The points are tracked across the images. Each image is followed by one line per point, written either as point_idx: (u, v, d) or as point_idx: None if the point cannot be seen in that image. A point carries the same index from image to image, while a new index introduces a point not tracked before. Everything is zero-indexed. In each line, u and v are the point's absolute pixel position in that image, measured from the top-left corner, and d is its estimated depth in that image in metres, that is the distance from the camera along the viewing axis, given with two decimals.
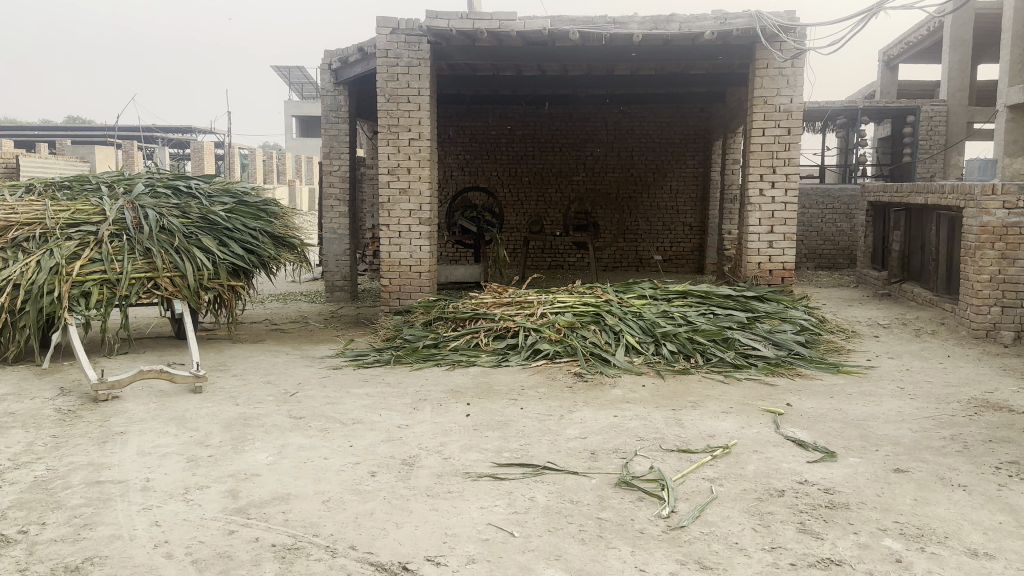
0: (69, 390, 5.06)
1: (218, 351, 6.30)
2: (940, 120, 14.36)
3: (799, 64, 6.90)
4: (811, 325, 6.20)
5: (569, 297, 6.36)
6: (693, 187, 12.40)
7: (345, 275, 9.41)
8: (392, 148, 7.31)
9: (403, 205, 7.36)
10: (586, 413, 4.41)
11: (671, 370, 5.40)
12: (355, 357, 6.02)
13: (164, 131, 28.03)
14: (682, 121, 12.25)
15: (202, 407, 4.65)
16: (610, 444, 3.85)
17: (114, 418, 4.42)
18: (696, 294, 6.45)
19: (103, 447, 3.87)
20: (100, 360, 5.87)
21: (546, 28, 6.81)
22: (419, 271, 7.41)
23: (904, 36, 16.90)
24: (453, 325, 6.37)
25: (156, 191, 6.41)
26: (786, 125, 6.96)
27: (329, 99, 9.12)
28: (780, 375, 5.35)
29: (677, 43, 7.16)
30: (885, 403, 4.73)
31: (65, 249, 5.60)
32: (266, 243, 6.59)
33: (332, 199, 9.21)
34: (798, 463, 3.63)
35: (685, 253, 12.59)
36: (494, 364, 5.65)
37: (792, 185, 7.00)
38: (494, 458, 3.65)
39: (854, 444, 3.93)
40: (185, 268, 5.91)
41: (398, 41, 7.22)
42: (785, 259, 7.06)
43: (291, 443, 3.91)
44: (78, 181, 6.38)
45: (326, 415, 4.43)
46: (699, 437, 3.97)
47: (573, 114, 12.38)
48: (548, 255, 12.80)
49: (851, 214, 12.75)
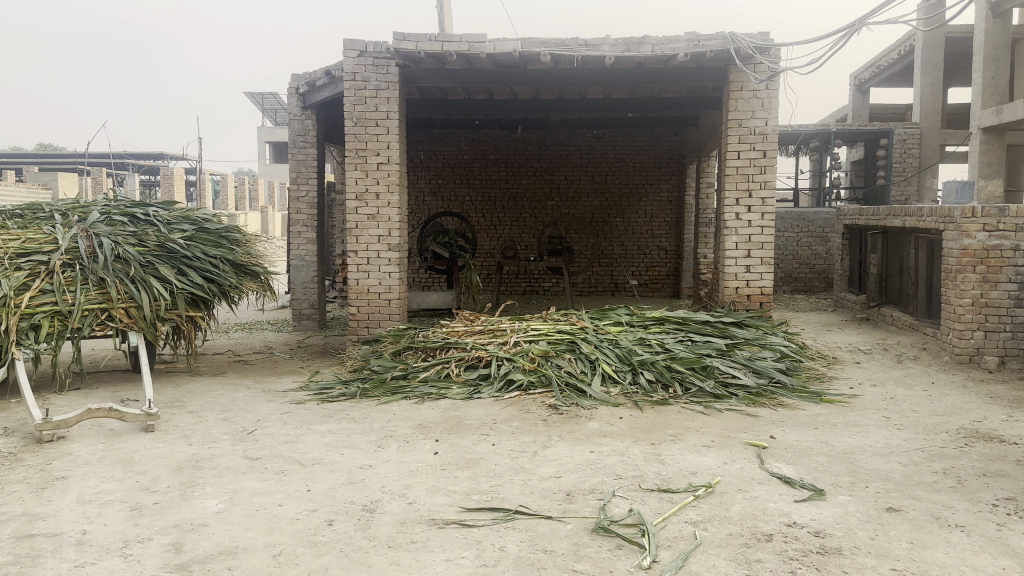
0: (12, 430, 4.72)
1: (175, 386, 5.98)
2: (913, 143, 14.42)
3: (773, 86, 6.80)
4: (791, 352, 6.03)
5: (543, 325, 6.15)
6: (668, 211, 12.30)
7: (313, 303, 9.12)
8: (360, 173, 7.09)
9: (372, 231, 7.13)
10: (561, 449, 4.18)
11: (650, 401, 5.18)
12: (319, 391, 5.73)
13: (133, 158, 27.58)
14: (656, 145, 12.16)
15: (153, 447, 4.35)
16: (587, 483, 3.62)
17: (57, 460, 4.11)
18: (673, 321, 6.28)
19: (40, 495, 3.57)
20: (49, 397, 5.53)
21: (517, 49, 6.63)
22: (388, 298, 7.17)
23: (875, 60, 17.13)
24: (423, 355, 6.12)
25: (112, 218, 6.11)
26: (762, 147, 6.85)
27: (296, 122, 8.91)
28: (762, 406, 5.14)
29: (651, 65, 7.04)
30: (871, 435, 4.55)
31: (14, 279, 5.26)
32: (226, 272, 6.34)
33: (299, 225, 8.96)
34: (785, 502, 3.42)
35: (660, 277, 12.46)
36: (465, 397, 5.40)
37: (770, 209, 6.87)
38: (463, 502, 3.40)
39: (842, 481, 3.74)
40: (142, 299, 5.60)
41: (365, 64, 7.03)
42: (763, 283, 6.92)
43: (244, 488, 3.63)
44: (30, 209, 6.06)
45: (285, 455, 4.15)
46: (681, 474, 3.76)
47: (546, 138, 12.26)
48: (523, 280, 12.61)
49: (826, 237, 12.71)
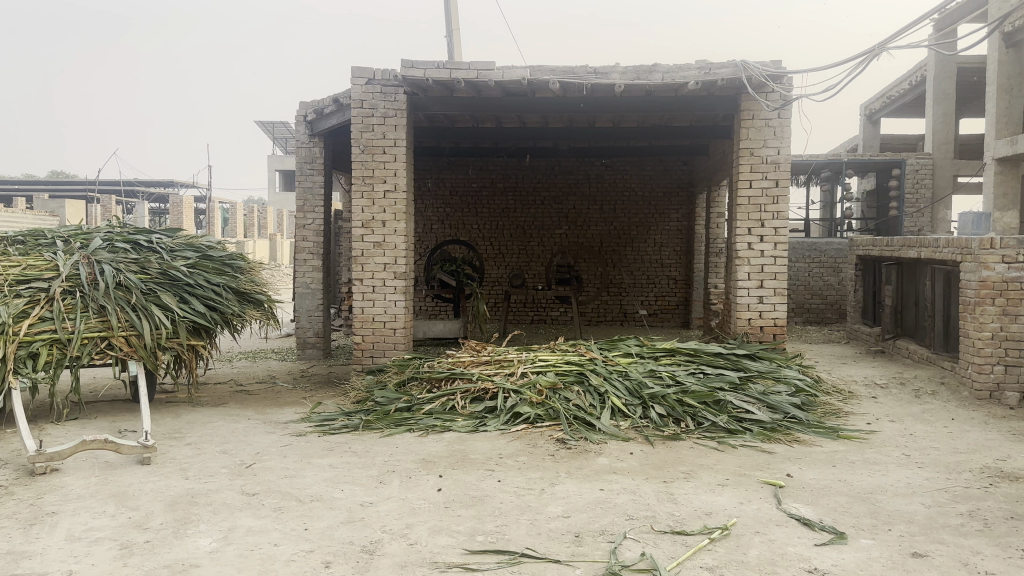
0: (5, 462, 4.59)
1: (175, 416, 5.85)
2: (926, 173, 14.31)
3: (786, 115, 6.70)
4: (806, 386, 5.86)
5: (551, 356, 6.00)
6: (678, 240, 12.18)
7: (318, 331, 8.99)
8: (366, 201, 7.00)
9: (377, 258, 7.03)
10: (569, 486, 4.03)
11: (661, 436, 5.02)
12: (321, 423, 5.59)
13: (144, 186, 27.71)
14: (665, 174, 12.09)
15: (148, 481, 4.21)
16: (596, 524, 3.46)
17: (48, 494, 3.98)
18: (684, 352, 6.12)
19: (28, 531, 3.43)
20: (45, 427, 5.40)
21: (526, 77, 6.56)
22: (393, 328, 7.05)
23: (885, 91, 17.12)
24: (428, 386, 5.98)
25: (114, 245, 6.03)
26: (774, 177, 6.74)
27: (304, 150, 8.87)
28: (777, 441, 4.97)
29: (661, 93, 6.96)
30: (891, 473, 4.37)
31: (13, 306, 5.15)
32: (229, 300, 6.25)
33: (305, 253, 8.89)
34: (805, 547, 3.25)
35: (670, 307, 12.31)
36: (471, 430, 5.26)
37: (782, 239, 6.75)
38: (467, 543, 3.25)
39: (864, 523, 3.57)
40: (143, 327, 5.49)
41: (373, 92, 6.99)
42: (776, 315, 6.77)
43: (240, 526, 3.49)
44: (32, 235, 5.99)
45: (284, 491, 4.01)
46: (695, 514, 3.60)
47: (554, 166, 12.21)
48: (531, 309, 12.48)
49: (838, 268, 12.56)
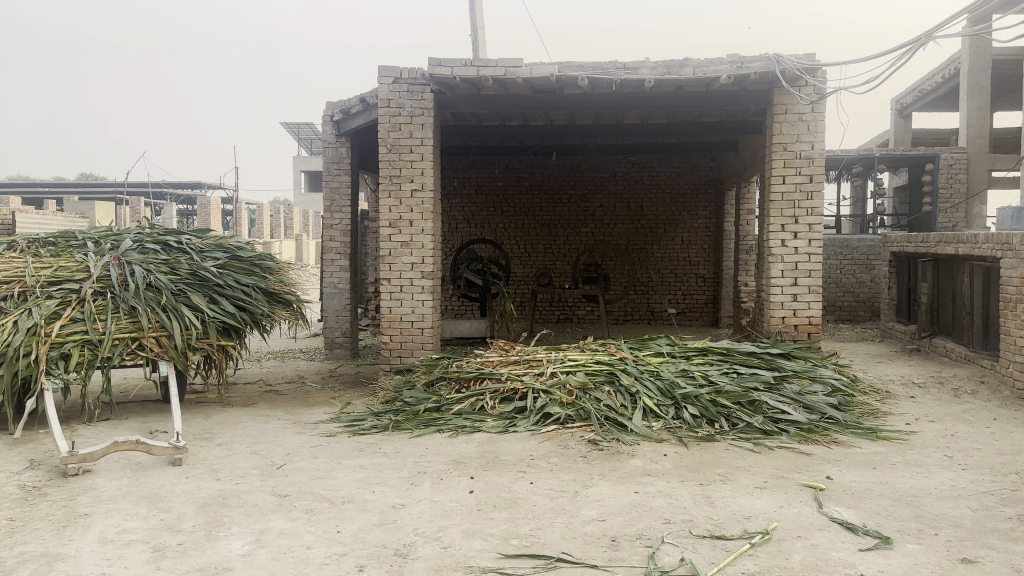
0: (38, 463, 4.61)
1: (205, 417, 5.86)
2: (960, 168, 14.03)
3: (820, 109, 6.57)
4: (843, 385, 5.73)
5: (580, 355, 5.93)
6: (706, 238, 12.05)
7: (345, 331, 8.98)
8: (393, 200, 6.98)
9: (405, 258, 7.00)
10: (602, 488, 3.96)
11: (695, 437, 4.94)
12: (350, 423, 5.57)
13: (172, 188, 28.00)
14: (693, 171, 11.95)
15: (180, 483, 4.20)
16: (633, 528, 3.39)
17: (81, 496, 3.98)
18: (717, 351, 6.02)
19: (62, 533, 3.43)
20: (77, 428, 5.43)
21: (554, 73, 6.49)
22: (421, 327, 7.02)
23: (917, 84, 16.82)
24: (457, 387, 5.94)
25: (144, 247, 6.06)
26: (808, 172, 6.62)
27: (330, 150, 8.88)
28: (815, 443, 4.86)
29: (691, 88, 6.86)
30: (935, 476, 4.25)
31: (45, 307, 5.18)
32: (259, 300, 6.25)
33: (332, 253, 8.90)
34: (850, 552, 3.16)
35: (698, 305, 12.17)
36: (501, 430, 5.21)
37: (817, 235, 6.62)
38: (501, 547, 3.19)
39: (909, 527, 3.46)
40: (173, 328, 5.50)
41: (400, 91, 6.96)
42: (810, 313, 6.64)
43: (272, 529, 3.46)
44: (63, 237, 6.03)
45: (315, 492, 3.98)
46: (734, 518, 3.52)
47: (580, 164, 12.13)
48: (557, 308, 12.41)
49: (870, 265, 12.35)
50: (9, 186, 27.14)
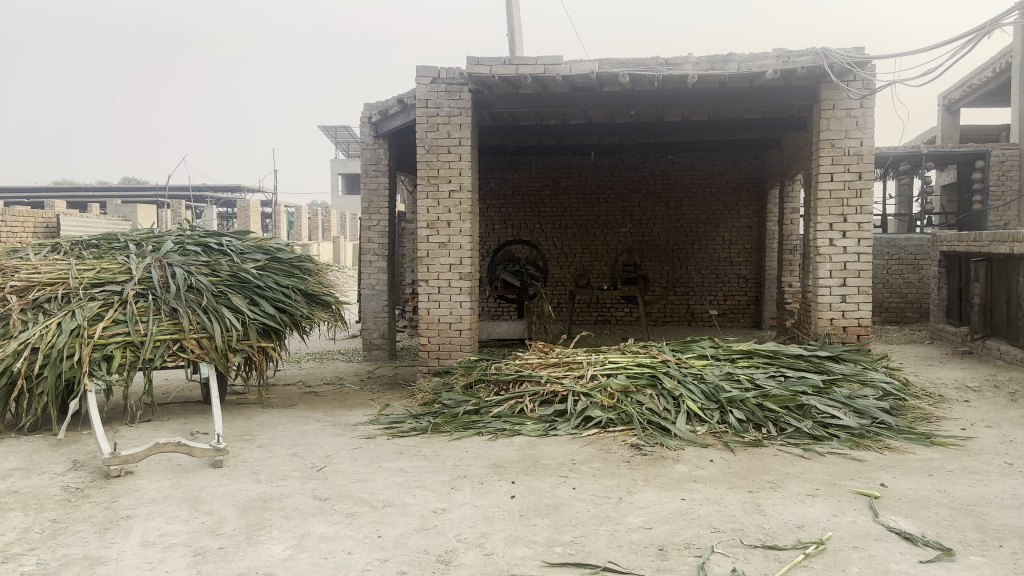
0: (82, 464, 4.64)
1: (245, 418, 5.87)
2: (1012, 165, 13.61)
3: (869, 104, 6.39)
4: (895, 389, 5.55)
5: (621, 357, 5.82)
6: (747, 238, 11.83)
7: (383, 332, 8.97)
8: (432, 201, 6.94)
9: (444, 259, 6.96)
10: (648, 495, 3.86)
11: (741, 442, 4.81)
12: (390, 426, 5.53)
13: (213, 191, 28.42)
14: (735, 169, 11.74)
15: (220, 485, 4.20)
16: (681, 537, 3.28)
17: (123, 498, 3.99)
18: (762, 354, 5.87)
19: (104, 536, 3.43)
20: (119, 429, 5.48)
21: (594, 71, 6.40)
22: (459, 329, 6.97)
23: (966, 79, 16.41)
24: (496, 389, 5.88)
25: (185, 248, 6.10)
26: (857, 169, 6.43)
27: (369, 152, 8.88)
28: (867, 449, 4.70)
29: (735, 84, 6.70)
30: (996, 484, 4.07)
31: (87, 309, 5.22)
32: (298, 302, 6.25)
33: (370, 254, 8.90)
34: (910, 564, 3.02)
35: (740, 306, 11.95)
36: (541, 434, 5.13)
37: (867, 234, 6.43)
38: (545, 555, 3.11)
39: (972, 538, 3.30)
40: (214, 329, 5.52)
41: (438, 91, 6.92)
42: (860, 315, 6.45)
43: (312, 533, 3.43)
44: (106, 239, 6.10)
45: (355, 496, 3.94)
46: (786, 527, 3.39)
47: (618, 163, 12.01)
48: (595, 309, 12.31)
49: (919, 265, 12.02)
50: (56, 190, 27.80)
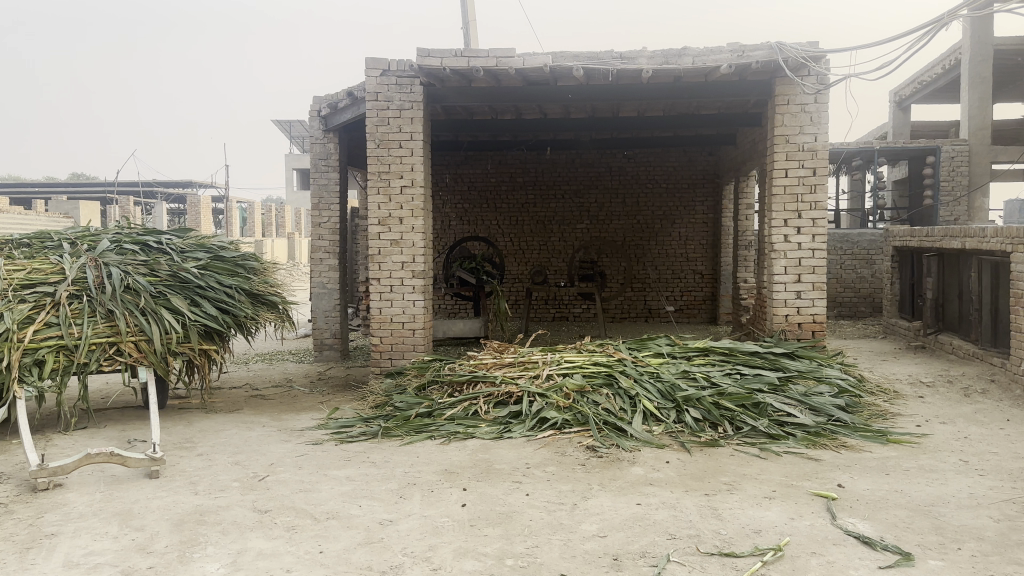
0: (8, 477, 4.37)
1: (186, 425, 5.61)
2: (962, 160, 13.87)
3: (823, 99, 6.37)
4: (849, 386, 5.52)
5: (577, 357, 5.70)
6: (703, 233, 11.84)
7: (335, 332, 8.74)
8: (382, 197, 6.74)
9: (395, 257, 6.77)
10: (603, 500, 3.74)
11: (698, 442, 4.72)
12: (338, 430, 5.34)
13: (162, 186, 27.71)
14: (690, 165, 11.74)
15: (155, 497, 3.97)
16: (635, 545, 3.17)
17: (49, 513, 3.74)
18: (718, 351, 5.81)
19: (24, 556, 3.20)
20: (52, 438, 5.19)
21: (547, 64, 6.27)
22: (412, 328, 6.79)
23: (916, 76, 16.69)
24: (449, 390, 5.71)
25: (123, 247, 5.81)
26: (811, 164, 6.41)
27: (318, 146, 8.63)
28: (823, 448, 4.65)
29: (689, 79, 6.63)
30: (951, 483, 4.03)
31: (17, 312, 4.92)
32: (242, 302, 6.01)
33: (321, 252, 8.66)
34: (869, 570, 2.94)
35: (696, 301, 11.97)
36: (495, 437, 4.99)
37: (821, 231, 6.42)
38: (495, 569, 2.97)
39: (930, 541, 3.24)
40: (152, 332, 5.26)
41: (389, 84, 6.72)
42: (815, 311, 6.43)
43: (250, 549, 3.24)
44: (38, 238, 5.78)
45: (298, 507, 3.75)
46: (743, 533, 3.30)
47: (575, 159, 11.90)
48: (552, 306, 12.21)
49: (871, 260, 12.16)
50: None
